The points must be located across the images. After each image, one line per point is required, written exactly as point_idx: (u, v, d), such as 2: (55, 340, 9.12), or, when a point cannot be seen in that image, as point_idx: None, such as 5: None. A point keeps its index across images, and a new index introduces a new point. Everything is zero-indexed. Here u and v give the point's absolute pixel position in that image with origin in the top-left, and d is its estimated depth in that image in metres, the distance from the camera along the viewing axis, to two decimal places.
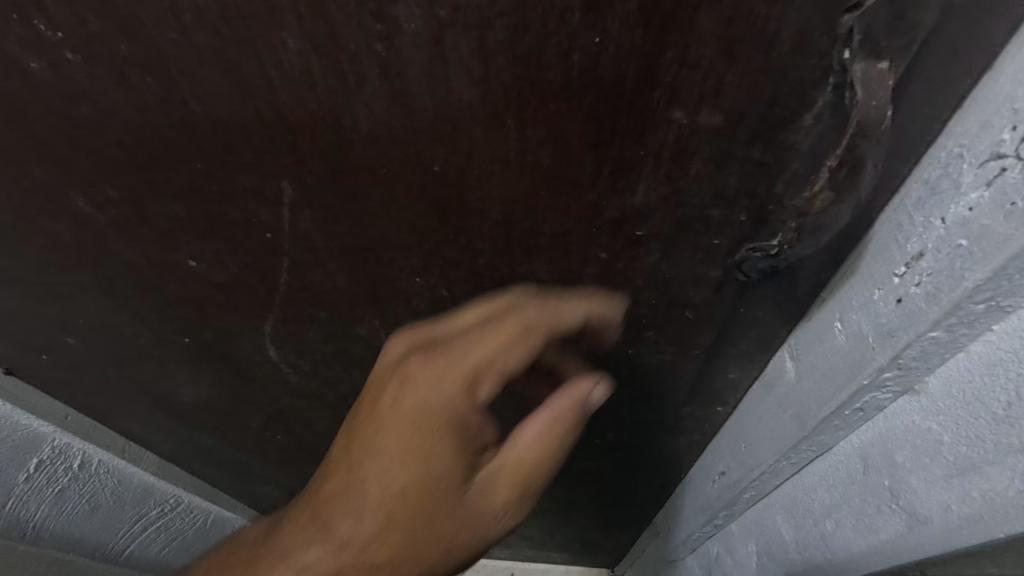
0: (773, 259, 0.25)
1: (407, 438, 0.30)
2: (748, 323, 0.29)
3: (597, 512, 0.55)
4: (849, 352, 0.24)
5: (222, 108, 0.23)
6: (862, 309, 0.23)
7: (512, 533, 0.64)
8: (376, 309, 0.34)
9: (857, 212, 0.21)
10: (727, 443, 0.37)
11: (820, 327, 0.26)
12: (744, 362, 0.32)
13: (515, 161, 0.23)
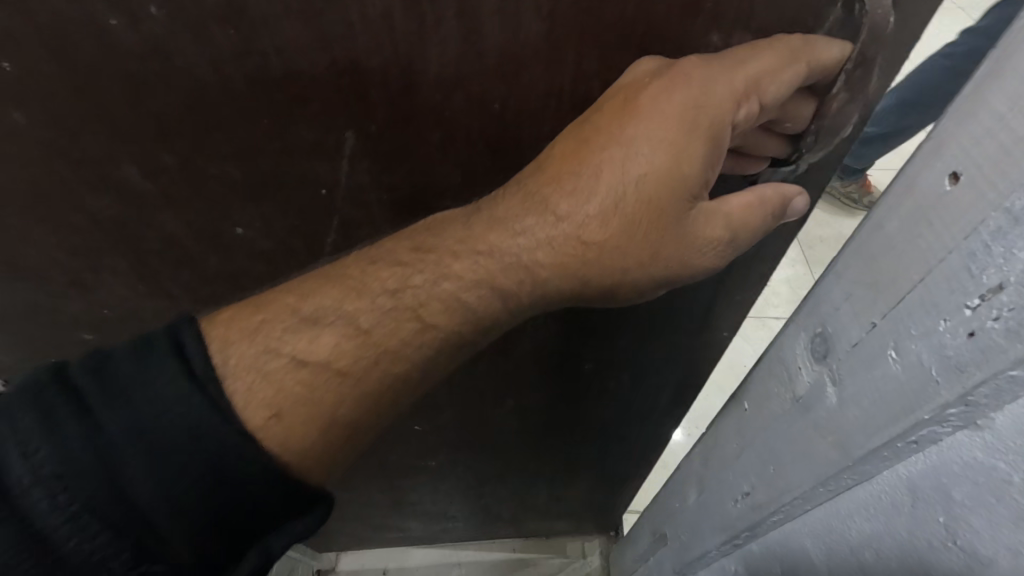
0: (790, 163, 0.37)
1: (620, 204, 0.33)
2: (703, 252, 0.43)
3: (589, 439, 0.69)
4: (906, 384, 0.23)
5: (306, 56, 0.29)
6: (923, 340, 0.22)
7: (524, 475, 0.77)
8: None
9: (862, 110, 0.34)
10: (755, 466, 0.38)
11: (869, 354, 0.25)
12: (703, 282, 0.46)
13: (566, 94, 0.33)
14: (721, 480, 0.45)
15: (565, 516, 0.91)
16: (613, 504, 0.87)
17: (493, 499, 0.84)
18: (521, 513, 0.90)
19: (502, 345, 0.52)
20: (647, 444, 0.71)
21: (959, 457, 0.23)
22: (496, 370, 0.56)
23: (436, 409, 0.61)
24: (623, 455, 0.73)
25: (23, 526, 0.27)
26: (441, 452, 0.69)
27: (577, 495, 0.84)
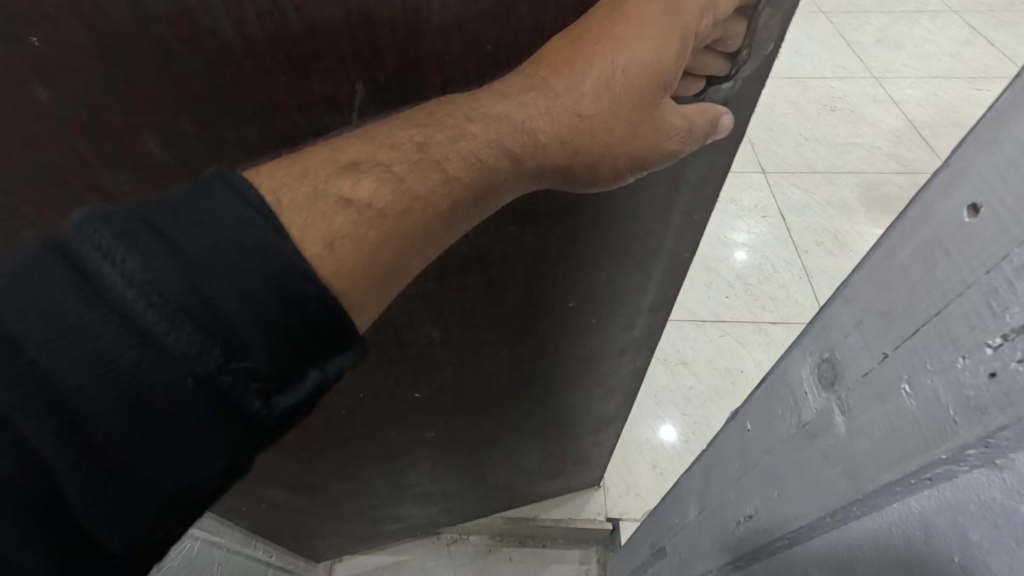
0: (731, 78, 0.45)
1: (614, 84, 0.39)
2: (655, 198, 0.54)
3: (570, 380, 0.78)
4: (922, 420, 0.22)
5: (321, 12, 0.35)
6: (939, 376, 0.21)
7: (514, 425, 0.86)
8: None
9: (780, 26, 0.43)
10: (759, 490, 0.37)
11: (881, 385, 0.25)
12: (656, 216, 0.56)
13: (548, 28, 0.40)
14: (724, 500, 0.44)
15: (546, 459, 0.98)
16: (589, 438, 0.95)
17: (480, 449, 0.89)
18: (507, 463, 0.95)
19: (483, 278, 0.57)
20: (613, 371, 0.79)
21: (976, 496, 0.21)
22: (479, 306, 0.60)
23: (426, 353, 0.65)
24: (592, 385, 0.81)
25: (111, 321, 0.27)
26: (431, 399, 0.74)
27: (555, 433, 0.90)
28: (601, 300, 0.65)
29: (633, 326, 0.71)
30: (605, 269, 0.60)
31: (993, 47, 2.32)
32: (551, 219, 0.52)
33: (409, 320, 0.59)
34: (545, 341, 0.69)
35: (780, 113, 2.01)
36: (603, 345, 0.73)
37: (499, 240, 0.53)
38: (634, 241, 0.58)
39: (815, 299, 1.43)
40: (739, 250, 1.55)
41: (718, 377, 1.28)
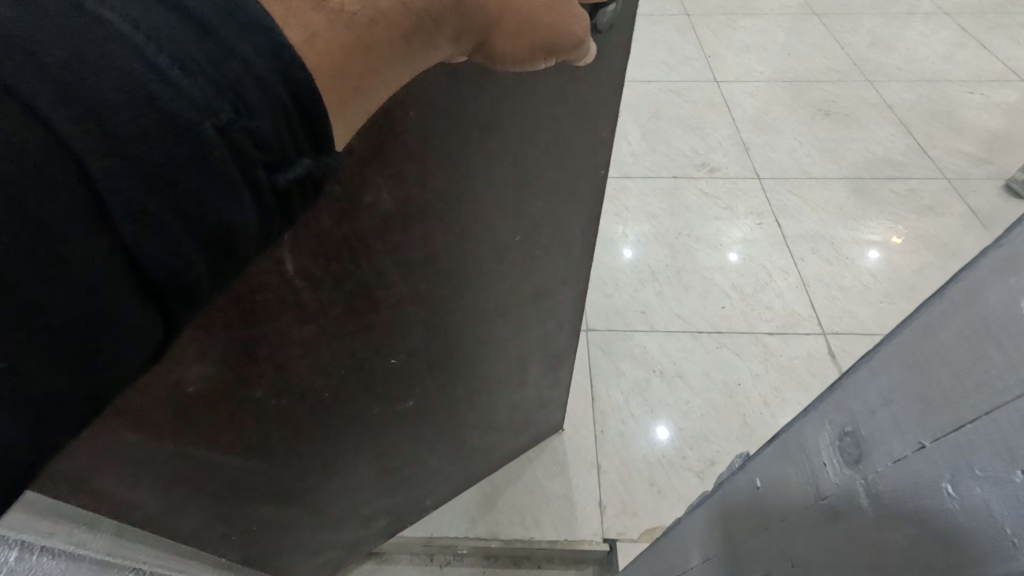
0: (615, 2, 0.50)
1: None
2: (576, 124, 0.62)
3: (527, 318, 0.85)
4: (967, 527, 0.20)
5: None
6: (987, 483, 0.19)
7: (484, 380, 0.91)
8: (378, 166, 0.49)
9: None
10: (768, 554, 0.35)
11: (915, 476, 0.22)
12: (581, 137, 0.64)
13: None
14: (728, 552, 0.42)
15: (513, 407, 1.03)
16: (546, 376, 1.03)
17: (455, 408, 0.92)
18: (481, 419, 0.99)
19: (440, 223, 0.60)
20: (560, 301, 0.87)
21: None
22: (440, 254, 0.63)
23: (396, 312, 0.66)
24: (545, 317, 0.88)
25: (126, 42, 0.25)
26: (404, 363, 0.75)
27: (520, 375, 0.96)
28: (539, 230, 0.71)
29: (569, 252, 0.80)
30: (543, 198, 0.68)
31: (988, 49, 2.31)
32: (490, 154, 0.57)
33: (378, 279, 0.60)
34: (499, 279, 0.74)
35: (775, 116, 2.00)
36: (547, 275, 0.80)
37: (449, 182, 0.56)
38: (565, 166, 0.66)
39: (811, 310, 1.41)
40: (733, 255, 1.55)
41: (715, 390, 1.26)
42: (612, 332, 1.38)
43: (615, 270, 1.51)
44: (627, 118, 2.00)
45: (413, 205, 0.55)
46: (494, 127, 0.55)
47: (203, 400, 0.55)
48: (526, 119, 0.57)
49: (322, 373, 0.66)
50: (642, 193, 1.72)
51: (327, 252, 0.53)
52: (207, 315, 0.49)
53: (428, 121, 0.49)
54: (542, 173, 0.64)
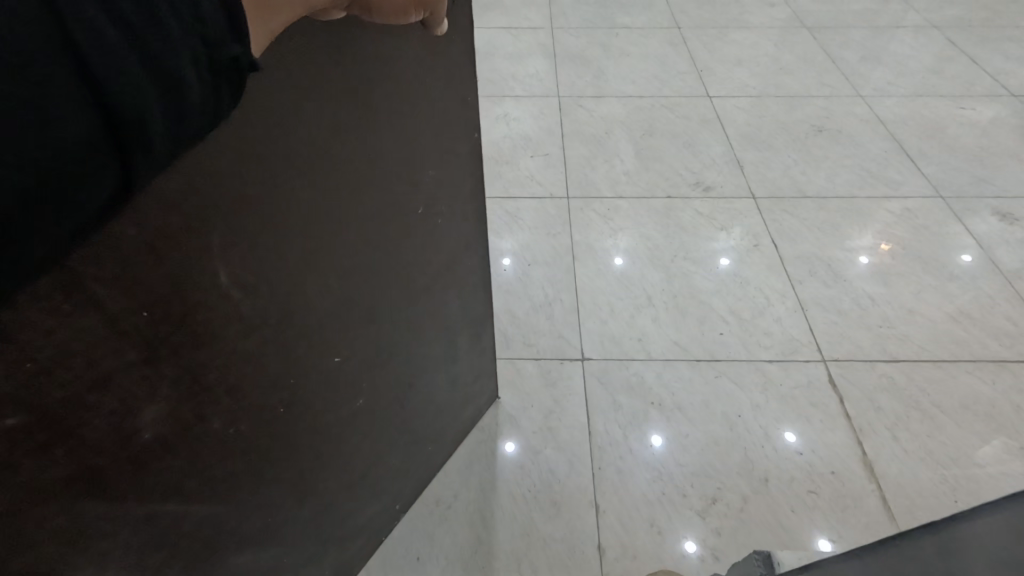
0: None
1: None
2: (443, 92, 0.73)
3: (449, 285, 0.92)
4: None
5: None
6: None
7: (425, 363, 0.94)
8: (294, 160, 0.53)
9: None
10: None
11: None
12: (448, 102, 0.76)
13: None
14: None
15: (452, 388, 1.08)
16: (475, 346, 1.10)
17: (402, 403, 0.93)
18: (428, 407, 1.02)
19: (348, 200, 0.63)
20: (466, 268, 0.96)
21: None
22: (353, 232, 0.66)
23: (330, 308, 0.66)
24: (458, 288, 0.95)
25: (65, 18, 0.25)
26: (347, 365, 0.74)
27: (453, 350, 1.02)
28: (432, 198, 0.79)
29: (462, 214, 0.90)
30: (434, 161, 0.77)
31: (977, 63, 2.32)
32: (377, 124, 0.63)
33: (305, 275, 0.60)
34: (412, 255, 0.79)
35: (768, 132, 1.98)
36: (447, 242, 0.88)
37: (346, 157, 0.60)
38: (443, 132, 0.77)
39: (810, 335, 1.39)
40: (724, 258, 1.56)
41: (715, 423, 1.23)
42: (610, 361, 1.34)
43: (610, 294, 1.48)
44: (620, 135, 1.97)
45: (319, 183, 0.58)
46: (372, 100, 0.61)
47: (162, 447, 0.50)
48: (405, 92, 0.66)
49: (275, 393, 0.63)
50: (636, 214, 1.69)
51: (256, 250, 0.53)
52: (154, 348, 0.46)
53: (318, 94, 0.53)
54: (428, 140, 0.74)
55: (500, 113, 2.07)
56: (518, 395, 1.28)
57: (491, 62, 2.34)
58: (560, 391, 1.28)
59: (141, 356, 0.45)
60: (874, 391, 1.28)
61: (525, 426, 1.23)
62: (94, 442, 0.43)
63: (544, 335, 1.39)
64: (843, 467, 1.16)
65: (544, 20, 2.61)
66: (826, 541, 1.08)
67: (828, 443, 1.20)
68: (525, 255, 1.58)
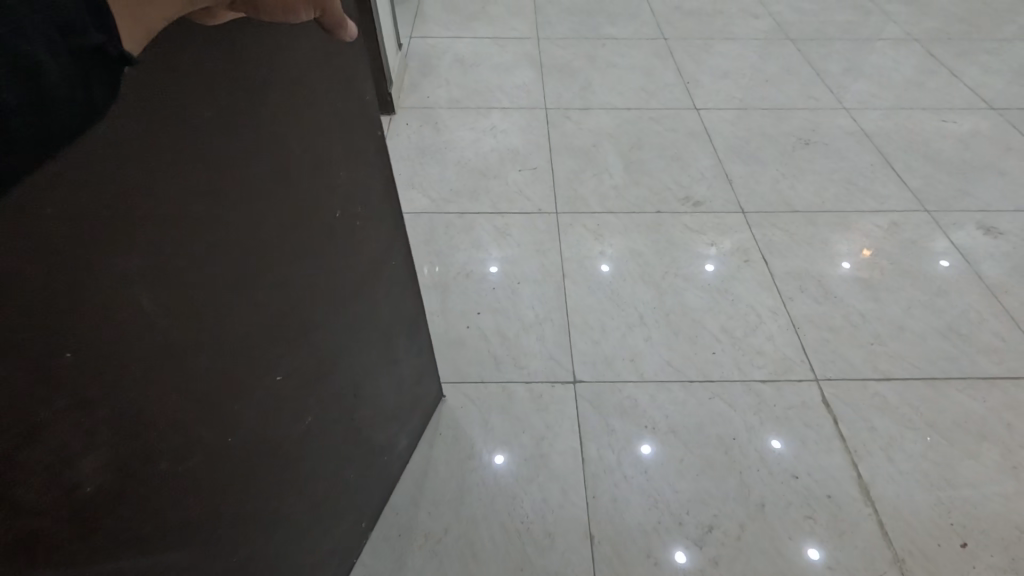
0: None
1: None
2: (354, 86, 0.70)
3: (382, 284, 0.89)
4: None
5: None
6: None
7: (367, 368, 0.91)
8: (204, 170, 0.50)
9: None
10: None
11: None
12: (362, 96, 0.72)
13: None
14: None
15: (394, 392, 1.04)
16: (412, 346, 1.06)
17: (351, 414, 0.89)
18: (376, 414, 0.98)
19: (264, 204, 0.59)
20: (395, 264, 0.92)
21: None
22: (276, 239, 0.61)
23: (262, 323, 0.62)
24: (390, 286, 0.92)
25: None
26: (288, 382, 0.70)
27: (391, 351, 0.98)
28: (355, 194, 0.75)
29: (389, 210, 0.86)
30: (357, 159, 0.74)
31: (957, 77, 2.35)
32: (284, 121, 0.59)
33: (230, 290, 0.56)
34: (340, 257, 0.75)
35: (756, 146, 1.98)
36: (376, 240, 0.84)
37: (255, 158, 0.56)
38: (363, 127, 0.74)
39: (803, 354, 1.38)
40: (709, 264, 1.58)
41: (711, 447, 1.21)
42: (601, 385, 1.31)
43: (600, 313, 1.45)
44: (609, 148, 1.95)
45: (229, 191, 0.53)
46: (273, 96, 0.57)
47: (108, 495, 0.47)
48: (314, 88, 0.63)
49: (220, 422, 0.59)
50: (627, 229, 1.67)
51: (171, 272, 0.49)
52: (84, 392, 0.43)
53: (208, 95, 0.49)
54: (346, 137, 0.70)
55: (488, 126, 2.04)
56: (509, 420, 1.25)
57: (477, 73, 2.31)
58: (552, 416, 1.25)
59: (69, 403, 0.42)
60: (868, 411, 1.27)
61: (516, 452, 1.20)
62: (24, 502, 0.40)
63: (535, 356, 1.36)
64: (839, 491, 1.14)
65: (530, 30, 2.59)
66: (815, 548, 1.08)
67: (823, 465, 1.18)
68: (514, 273, 1.55)
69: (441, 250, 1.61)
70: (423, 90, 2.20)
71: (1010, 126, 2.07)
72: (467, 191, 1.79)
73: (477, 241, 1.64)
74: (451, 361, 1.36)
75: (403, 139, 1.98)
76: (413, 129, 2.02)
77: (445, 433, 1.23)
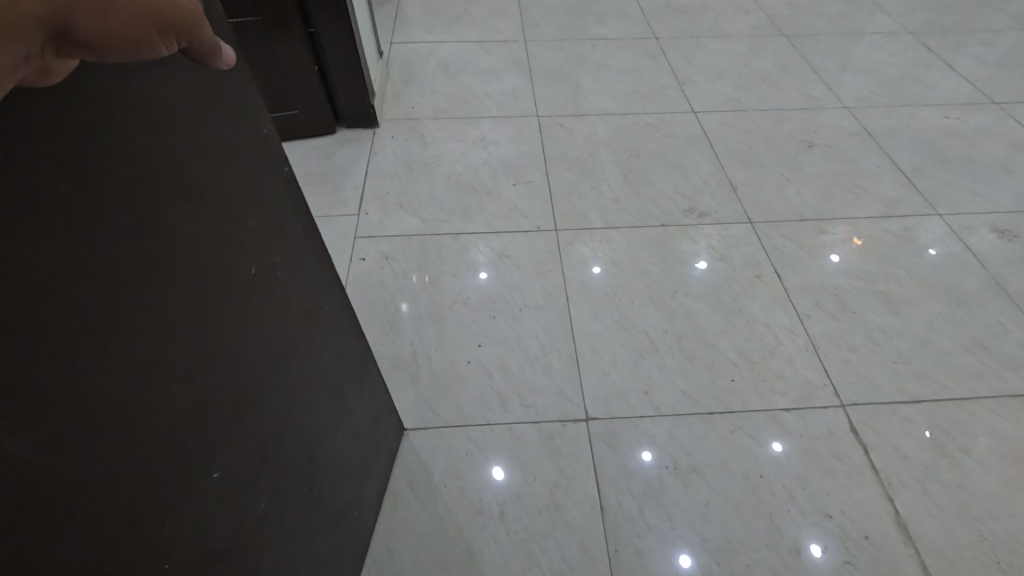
0: None
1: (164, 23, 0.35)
2: (255, 117, 0.57)
3: (320, 335, 0.77)
4: None
5: None
6: None
7: (318, 428, 0.80)
8: (71, 252, 0.38)
9: None
10: None
11: None
12: (265, 129, 0.59)
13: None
14: None
15: (349, 446, 0.92)
16: (361, 391, 0.95)
17: (306, 482, 0.77)
18: (334, 476, 0.87)
19: (162, 276, 0.46)
20: (332, 307, 0.80)
21: None
22: (186, 312, 0.49)
23: (184, 418, 0.50)
24: (329, 334, 0.80)
25: None
26: (230, 472, 0.58)
27: (339, 402, 0.86)
28: (276, 238, 0.63)
29: (316, 250, 0.74)
30: (271, 201, 0.61)
31: (955, 70, 2.29)
32: (170, 169, 0.46)
33: (131, 390, 0.44)
34: (269, 315, 0.62)
35: (758, 149, 1.90)
36: (308, 286, 0.72)
37: (137, 220, 0.43)
38: (273, 164, 0.61)
39: (826, 377, 1.30)
40: (702, 261, 1.54)
41: (737, 486, 1.13)
42: (615, 421, 1.22)
43: (609, 340, 1.36)
44: (606, 158, 1.85)
45: (110, 268, 0.41)
46: (148, 143, 0.44)
47: None
48: (204, 126, 0.50)
49: (151, 550, 0.47)
50: (630, 246, 1.58)
51: (40, 390, 0.37)
52: None
53: (53, 157, 0.36)
54: (256, 180, 0.58)
55: (477, 137, 1.93)
56: (518, 467, 1.15)
57: (463, 79, 2.19)
58: (565, 460, 1.16)
59: None
60: (898, 438, 1.19)
61: (528, 504, 1.10)
62: None
63: (542, 393, 1.26)
64: (876, 530, 1.07)
65: (515, 32, 2.48)
66: (816, 543, 1.06)
67: (857, 501, 1.11)
68: (514, 299, 1.45)
69: (433, 275, 1.50)
70: (407, 100, 2.08)
71: (1014, 121, 2.02)
72: (459, 209, 1.68)
73: (473, 265, 1.53)
74: (452, 402, 1.25)
75: (388, 155, 1.86)
76: (398, 142, 1.90)
77: (451, 485, 1.13)
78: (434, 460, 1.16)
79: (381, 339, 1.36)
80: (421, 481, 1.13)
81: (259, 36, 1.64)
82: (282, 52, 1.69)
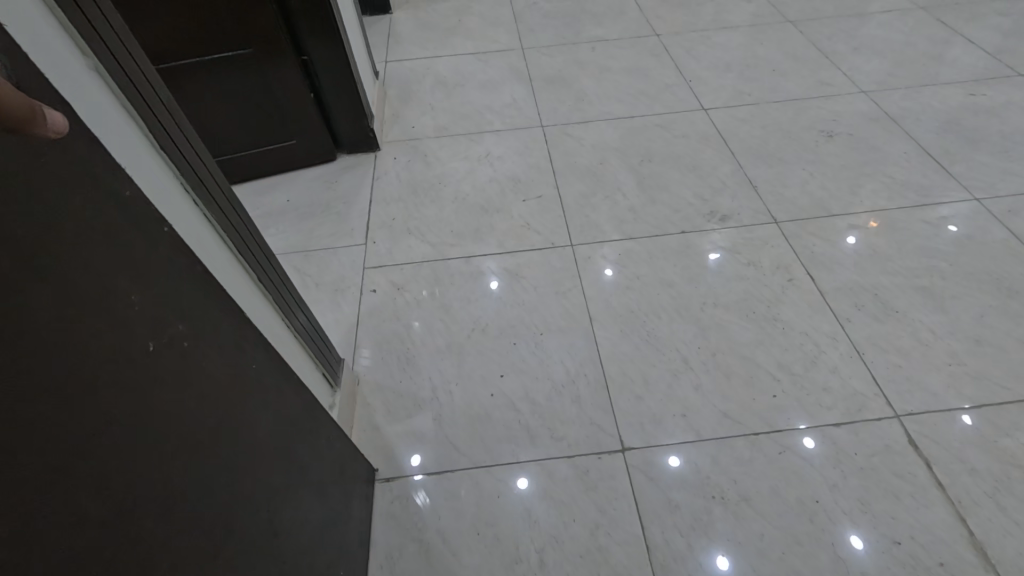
0: None
1: None
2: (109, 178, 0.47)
3: (255, 399, 0.67)
4: None
5: None
6: None
7: (280, 496, 0.71)
8: None
9: None
10: None
11: None
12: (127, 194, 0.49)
13: None
14: None
15: (315, 508, 0.82)
16: (318, 446, 0.86)
17: (276, 557, 0.68)
18: (306, 540, 0.78)
19: (35, 372, 0.37)
20: (259, 365, 0.70)
21: None
22: (77, 409, 0.40)
23: (103, 531, 0.41)
24: (264, 392, 0.70)
25: None
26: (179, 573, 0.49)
27: (293, 461, 0.76)
28: (171, 304, 0.53)
29: (224, 308, 0.64)
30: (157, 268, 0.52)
31: (974, 43, 2.19)
32: (20, 247, 0.37)
33: (28, 518, 0.36)
34: (184, 388, 0.53)
35: (777, 145, 1.81)
36: (222, 350, 0.61)
37: None
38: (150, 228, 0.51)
39: (876, 386, 1.21)
40: (713, 253, 1.50)
41: (793, 516, 1.04)
42: (654, 449, 1.14)
43: (638, 361, 1.28)
44: (617, 165, 1.77)
45: None
46: None
47: None
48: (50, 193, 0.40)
49: None
50: (652, 257, 1.50)
51: None
52: None
53: None
54: (131, 250, 0.48)
55: (481, 153, 1.86)
56: (556, 507, 1.08)
57: (462, 94, 2.13)
58: (603, 496, 1.08)
59: None
60: (963, 449, 1.10)
61: (568, 550, 1.03)
62: None
63: (572, 424, 1.19)
64: (951, 556, 0.98)
65: (512, 41, 2.41)
66: (859, 542, 1.01)
67: (927, 523, 1.02)
68: (534, 323, 1.38)
69: (447, 302, 1.44)
70: (406, 120, 2.02)
71: None
72: (470, 230, 1.61)
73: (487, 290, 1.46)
74: (478, 441, 1.18)
75: (392, 178, 1.80)
76: (401, 165, 1.84)
77: (485, 532, 1.06)
78: (464, 505, 1.09)
79: (399, 376, 1.30)
80: (451, 531, 1.06)
81: (253, 69, 1.59)
82: (277, 81, 1.64)
